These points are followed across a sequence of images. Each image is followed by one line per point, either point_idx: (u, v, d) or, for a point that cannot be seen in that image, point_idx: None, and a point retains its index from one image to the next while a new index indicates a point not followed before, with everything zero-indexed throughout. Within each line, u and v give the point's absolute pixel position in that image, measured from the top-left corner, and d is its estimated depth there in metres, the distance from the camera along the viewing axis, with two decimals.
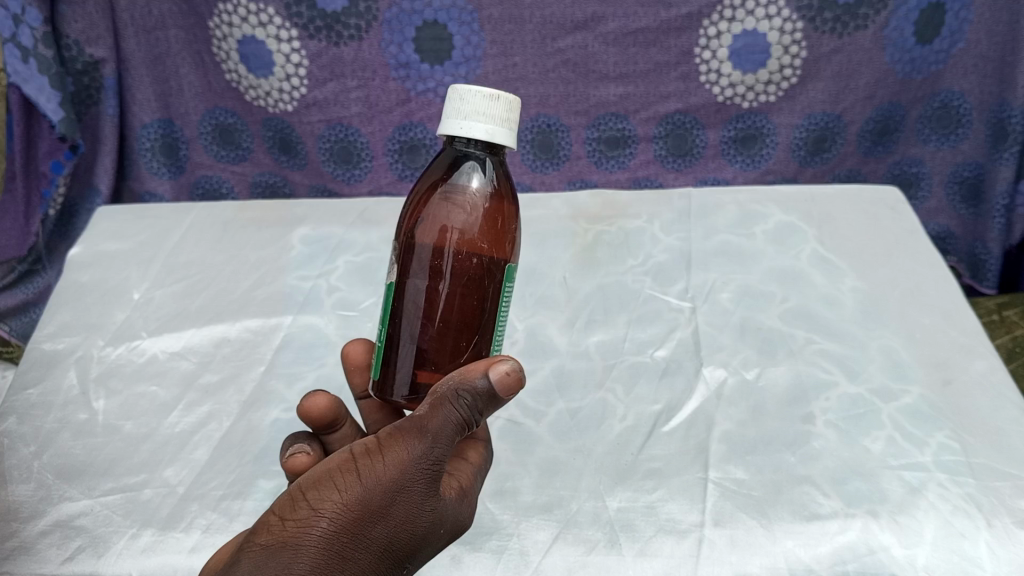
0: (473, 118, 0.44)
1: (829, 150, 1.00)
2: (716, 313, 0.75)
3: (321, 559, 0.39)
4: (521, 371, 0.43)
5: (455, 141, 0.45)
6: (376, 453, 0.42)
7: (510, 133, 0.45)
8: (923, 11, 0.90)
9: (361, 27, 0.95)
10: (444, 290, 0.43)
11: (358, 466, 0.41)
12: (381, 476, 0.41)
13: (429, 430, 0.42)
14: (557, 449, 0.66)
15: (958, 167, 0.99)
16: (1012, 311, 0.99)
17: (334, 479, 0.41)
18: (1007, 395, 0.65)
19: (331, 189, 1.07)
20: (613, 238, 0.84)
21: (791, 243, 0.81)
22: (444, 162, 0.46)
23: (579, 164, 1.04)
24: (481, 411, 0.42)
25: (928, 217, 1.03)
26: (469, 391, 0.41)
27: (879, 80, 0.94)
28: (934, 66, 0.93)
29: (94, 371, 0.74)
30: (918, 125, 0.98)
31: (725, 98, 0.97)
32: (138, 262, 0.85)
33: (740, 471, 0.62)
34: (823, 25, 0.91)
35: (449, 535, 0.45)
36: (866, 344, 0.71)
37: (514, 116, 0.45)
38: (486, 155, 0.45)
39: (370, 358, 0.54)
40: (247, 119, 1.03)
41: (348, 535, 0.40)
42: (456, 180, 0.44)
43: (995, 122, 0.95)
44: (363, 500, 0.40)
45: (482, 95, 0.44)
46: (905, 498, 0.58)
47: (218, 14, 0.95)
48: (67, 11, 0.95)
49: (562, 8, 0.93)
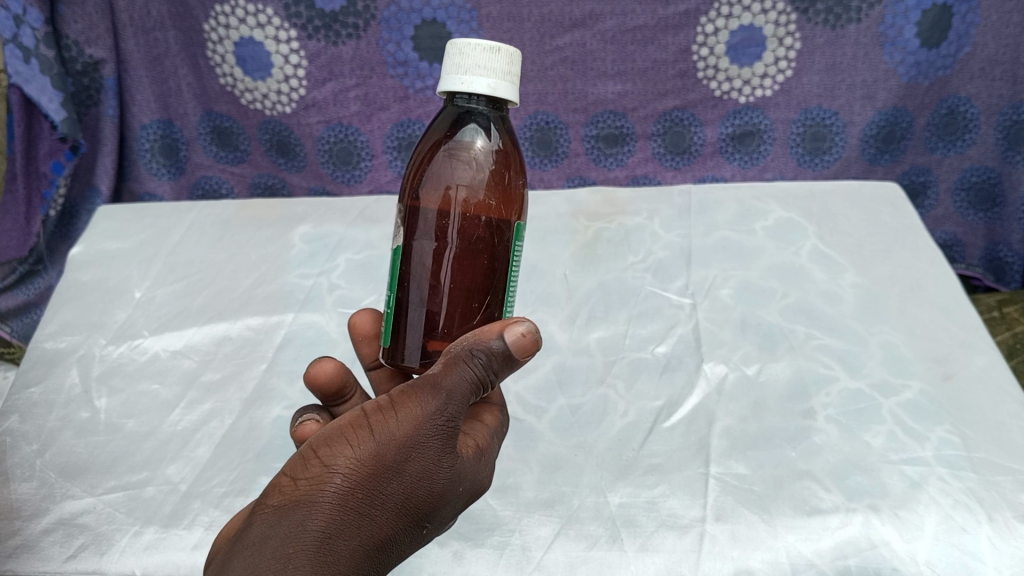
0: (476, 73, 0.43)
1: (829, 152, 1.00)
2: (717, 309, 0.75)
3: (335, 515, 0.39)
4: (535, 331, 0.43)
5: (457, 97, 0.45)
6: (388, 411, 0.41)
7: (511, 87, 0.45)
8: (926, 11, 0.90)
9: (359, 26, 0.96)
10: (453, 251, 0.43)
11: (371, 423, 0.41)
12: (394, 432, 0.41)
13: (443, 388, 0.42)
14: (558, 445, 0.66)
15: (966, 172, 0.99)
16: (1012, 307, 0.99)
17: (346, 435, 0.41)
18: (1008, 390, 0.65)
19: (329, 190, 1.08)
20: (613, 236, 0.84)
21: (791, 240, 0.81)
22: (446, 120, 0.45)
23: (578, 162, 1.04)
24: (495, 369, 0.42)
25: (936, 225, 1.04)
26: (484, 350, 0.42)
27: (877, 79, 0.95)
28: (942, 71, 0.93)
29: (95, 370, 0.74)
30: (926, 133, 0.98)
31: (722, 92, 0.98)
32: (139, 261, 0.85)
33: (741, 466, 0.62)
34: (815, 16, 0.92)
35: (467, 495, 0.45)
36: (866, 339, 0.71)
37: (514, 69, 0.45)
38: (489, 110, 0.44)
39: (376, 327, 0.55)
40: (242, 123, 1.04)
41: (362, 492, 0.40)
42: (461, 136, 0.44)
43: (1007, 125, 0.95)
44: (377, 456, 0.40)
45: (482, 49, 0.43)
46: (905, 492, 0.59)
47: (215, 16, 0.96)
48: (67, 11, 0.95)
49: (560, 7, 0.93)
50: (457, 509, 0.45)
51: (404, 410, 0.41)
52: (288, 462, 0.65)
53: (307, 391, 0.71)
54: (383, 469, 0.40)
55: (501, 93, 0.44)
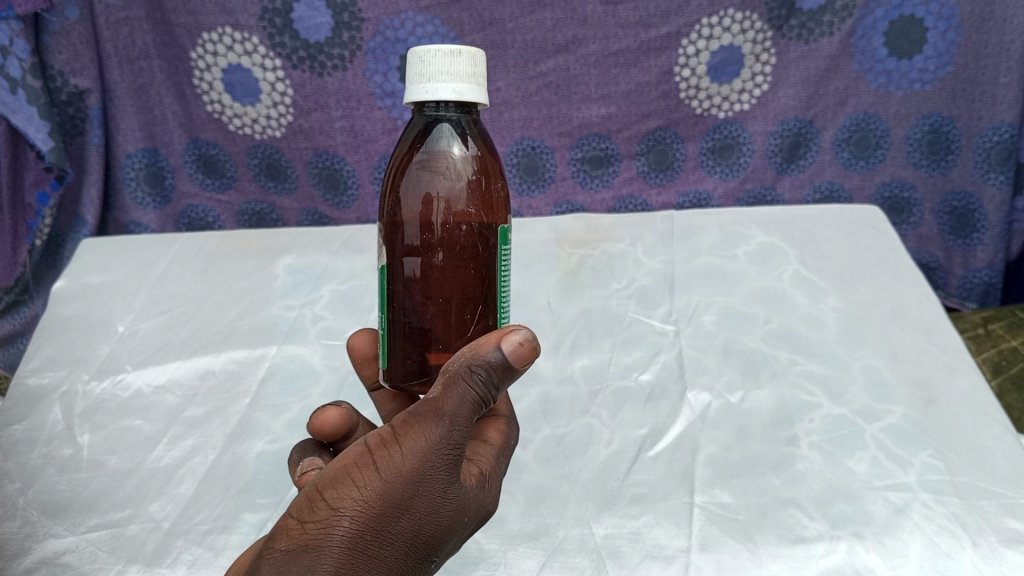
0: (441, 80, 0.43)
1: (804, 158, 1.00)
2: (700, 335, 0.75)
3: (346, 558, 0.39)
4: (533, 339, 0.43)
5: (426, 107, 0.44)
6: (392, 443, 0.41)
7: (478, 88, 0.44)
8: (893, 22, 0.92)
9: (345, 57, 0.97)
10: (439, 263, 0.44)
11: (375, 458, 0.41)
12: (401, 467, 0.40)
13: (446, 411, 0.42)
14: (543, 475, 0.65)
15: (948, 196, 0.99)
16: (997, 324, 0.98)
17: (353, 474, 0.40)
18: (991, 413, 0.65)
19: (325, 215, 1.07)
20: (596, 262, 0.84)
21: (773, 264, 0.82)
22: (417, 128, 0.45)
23: (565, 186, 1.04)
24: (496, 383, 0.42)
25: (919, 244, 1.03)
26: (482, 365, 0.42)
27: (849, 88, 0.96)
28: (920, 85, 0.94)
29: (78, 406, 0.74)
30: (907, 146, 0.98)
31: (703, 110, 0.99)
32: (123, 294, 0.85)
33: (726, 495, 0.62)
34: (789, 32, 0.93)
35: (475, 521, 0.45)
36: (849, 364, 0.71)
37: (477, 70, 0.44)
38: (459, 115, 0.44)
39: (374, 349, 0.56)
40: (229, 150, 1.04)
41: (371, 533, 0.40)
42: (436, 147, 0.44)
43: (985, 148, 0.95)
44: (384, 494, 0.40)
45: (443, 53, 0.43)
46: (890, 519, 0.59)
47: (203, 44, 0.97)
48: (51, 42, 0.95)
49: (543, 33, 0.95)
50: (470, 534, 0.45)
51: (409, 440, 0.41)
52: (273, 498, 0.65)
53: (291, 425, 0.71)
54: (393, 504, 0.40)
55: (467, 96, 0.43)
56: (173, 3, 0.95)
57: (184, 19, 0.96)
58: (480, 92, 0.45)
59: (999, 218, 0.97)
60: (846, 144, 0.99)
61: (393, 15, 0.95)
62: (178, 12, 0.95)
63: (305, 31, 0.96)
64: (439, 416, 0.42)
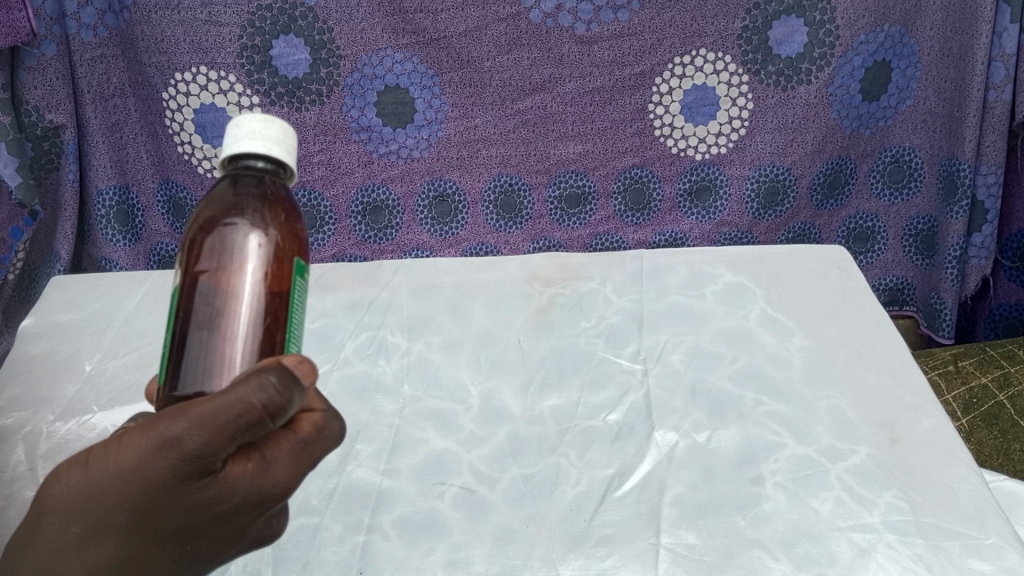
0: (251, 137, 0.48)
1: (782, 205, 1.10)
2: (668, 374, 0.76)
3: (108, 475, 0.43)
4: (272, 376, 0.41)
5: (237, 160, 0.48)
6: (117, 439, 0.44)
7: (248, 140, 0.48)
8: (868, 68, 1.02)
9: (322, 92, 1.02)
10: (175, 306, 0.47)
11: (119, 445, 0.43)
12: (148, 477, 0.42)
13: (161, 424, 0.42)
14: (510, 516, 0.64)
15: (911, 220, 1.12)
16: (966, 361, 1.11)
17: (109, 453, 0.43)
18: (954, 452, 0.66)
19: (426, 250, 1.13)
20: (566, 301, 0.85)
21: (741, 303, 0.83)
22: (227, 181, 0.48)
23: (542, 223, 1.12)
24: (273, 395, 0.41)
25: (886, 268, 1.16)
26: (254, 401, 0.41)
27: (828, 136, 1.06)
28: (883, 121, 1.06)
29: (42, 446, 0.72)
30: (871, 178, 1.11)
31: (679, 150, 1.07)
32: (91, 333, 0.85)
33: (692, 536, 0.61)
34: (767, 78, 1.03)
35: (255, 496, 0.45)
36: (813, 404, 0.71)
37: (291, 140, 0.50)
38: (270, 170, 0.49)
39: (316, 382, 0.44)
40: (196, 194, 1.09)
41: (128, 483, 0.43)
42: (226, 198, 0.47)
43: (946, 175, 1.08)
44: (132, 470, 0.43)
45: (256, 120, 0.48)
46: (854, 560, 0.58)
47: (175, 84, 1.02)
48: (27, 78, 0.99)
49: (520, 71, 1.02)
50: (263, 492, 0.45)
51: (121, 442, 0.43)
52: None
53: None
54: (100, 490, 0.43)
55: (241, 137, 0.48)
56: (145, 43, 1.00)
57: (157, 58, 1.00)
58: (287, 155, 0.49)
59: (952, 244, 1.10)
60: (820, 187, 1.10)
61: (371, 52, 1.01)
62: (150, 52, 1.00)
63: (284, 67, 1.01)
64: (149, 434, 0.42)
